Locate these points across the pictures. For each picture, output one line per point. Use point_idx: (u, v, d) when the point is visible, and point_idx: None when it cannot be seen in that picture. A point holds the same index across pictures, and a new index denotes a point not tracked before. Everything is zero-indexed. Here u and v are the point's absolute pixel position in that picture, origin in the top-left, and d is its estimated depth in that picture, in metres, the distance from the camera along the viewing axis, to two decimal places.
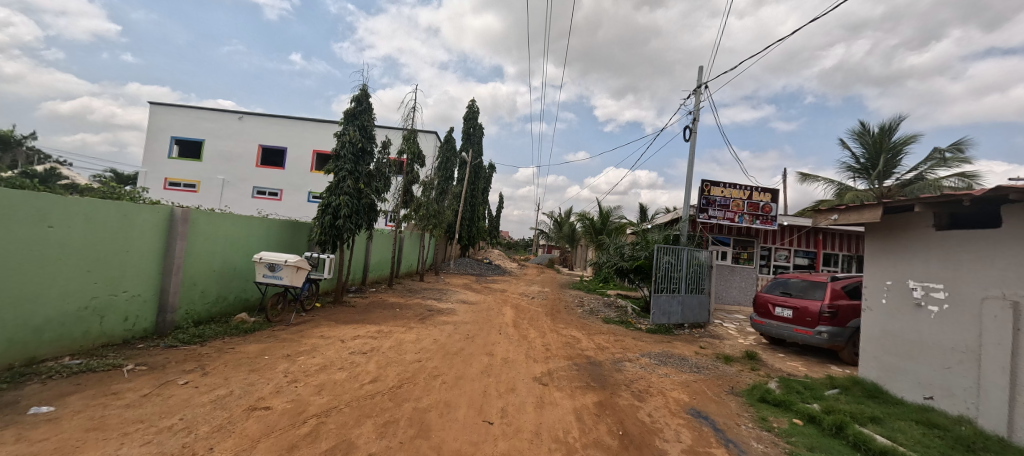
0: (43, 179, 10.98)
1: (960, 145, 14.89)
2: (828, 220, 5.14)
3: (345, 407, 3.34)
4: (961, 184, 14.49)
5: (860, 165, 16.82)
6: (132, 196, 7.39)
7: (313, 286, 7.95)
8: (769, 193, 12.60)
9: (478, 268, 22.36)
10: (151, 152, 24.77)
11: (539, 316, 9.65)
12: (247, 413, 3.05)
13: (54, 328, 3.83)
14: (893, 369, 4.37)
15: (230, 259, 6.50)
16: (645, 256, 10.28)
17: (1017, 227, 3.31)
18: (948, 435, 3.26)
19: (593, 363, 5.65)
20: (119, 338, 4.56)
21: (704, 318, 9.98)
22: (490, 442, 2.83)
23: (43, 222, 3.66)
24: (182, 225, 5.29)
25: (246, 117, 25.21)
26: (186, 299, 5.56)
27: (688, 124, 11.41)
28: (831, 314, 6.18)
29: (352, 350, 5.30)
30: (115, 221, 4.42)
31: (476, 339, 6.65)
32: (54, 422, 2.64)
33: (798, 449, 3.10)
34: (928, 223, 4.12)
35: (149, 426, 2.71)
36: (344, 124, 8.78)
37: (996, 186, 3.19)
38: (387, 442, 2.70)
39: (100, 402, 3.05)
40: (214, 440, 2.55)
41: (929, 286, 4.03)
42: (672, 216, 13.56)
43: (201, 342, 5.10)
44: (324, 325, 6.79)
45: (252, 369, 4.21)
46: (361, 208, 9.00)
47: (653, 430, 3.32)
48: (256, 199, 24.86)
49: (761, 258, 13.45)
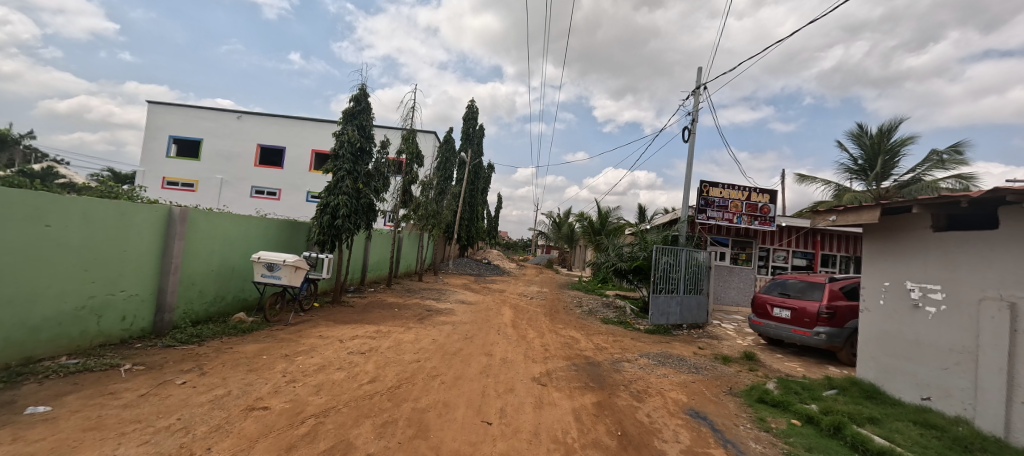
0: (40, 178, 10.93)
1: (957, 147, 14.96)
2: (827, 221, 5.14)
3: (344, 407, 3.33)
4: (959, 186, 14.56)
5: (858, 166, 16.89)
6: (130, 195, 7.35)
7: (312, 286, 7.94)
8: (767, 193, 12.63)
9: (477, 268, 22.37)
10: (150, 151, 24.70)
11: (539, 317, 9.66)
12: (245, 413, 3.04)
13: (52, 327, 3.81)
14: (891, 370, 4.38)
15: (229, 259, 6.48)
16: (643, 257, 10.31)
17: (1014, 229, 3.33)
18: (946, 435, 3.27)
19: (592, 363, 5.66)
20: (116, 337, 4.54)
21: (702, 318, 10.00)
22: (489, 443, 2.83)
23: (40, 222, 3.64)
24: (180, 225, 5.28)
25: (245, 116, 25.16)
26: (183, 299, 5.55)
27: (687, 125, 11.43)
28: (829, 314, 6.20)
29: (351, 350, 5.30)
30: (112, 220, 4.40)
31: (475, 339, 6.65)
32: (51, 422, 2.63)
33: (796, 449, 3.11)
34: (925, 224, 4.14)
35: (147, 426, 2.70)
36: (343, 124, 8.78)
37: (994, 188, 3.20)
38: (386, 442, 2.70)
39: (97, 402, 3.04)
40: (211, 441, 2.54)
41: (927, 287, 4.05)
42: (671, 216, 13.58)
43: (199, 341, 5.08)
44: (323, 325, 6.78)
45: (250, 369, 4.20)
46: (360, 208, 8.99)
47: (652, 431, 3.33)
48: (255, 198, 24.81)
49: (759, 259, 13.49)
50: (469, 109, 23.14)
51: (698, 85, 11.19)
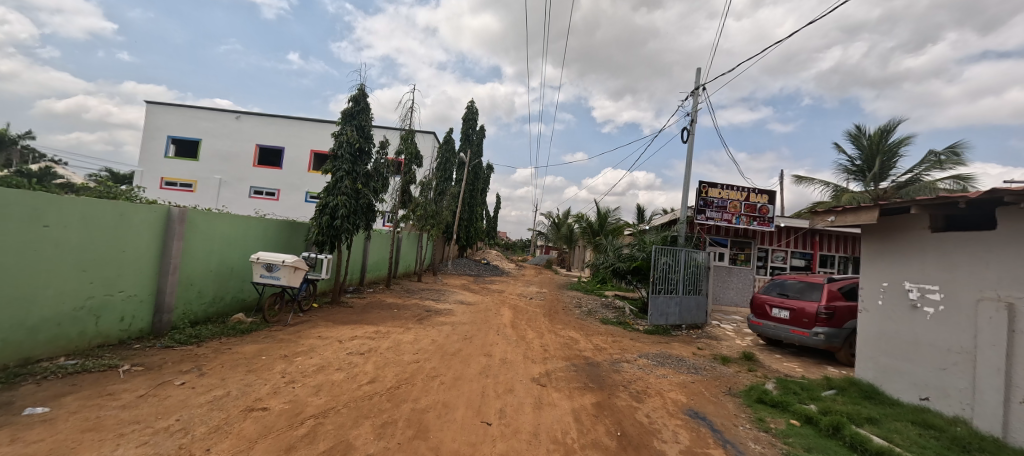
0: (38, 178, 10.90)
1: (955, 148, 15.02)
2: (825, 222, 5.17)
3: (342, 407, 3.33)
4: (956, 187, 14.62)
5: (856, 167, 16.95)
6: (128, 196, 7.33)
7: (310, 287, 7.92)
8: (766, 194, 12.66)
9: (476, 269, 22.36)
10: (148, 151, 24.65)
11: (538, 317, 9.67)
12: (245, 414, 3.04)
13: (50, 328, 3.80)
14: (889, 370, 4.39)
15: (228, 259, 6.47)
16: (643, 257, 10.32)
17: (1012, 230, 3.35)
18: (944, 435, 3.29)
19: (591, 363, 5.66)
20: (115, 338, 4.53)
21: (701, 318, 10.01)
22: (488, 443, 2.83)
23: (39, 222, 3.63)
24: (179, 225, 5.27)
25: (244, 117, 25.12)
26: (182, 299, 5.53)
27: (686, 125, 11.47)
28: (828, 315, 6.22)
29: (350, 351, 5.29)
30: (111, 221, 4.39)
31: (474, 340, 6.65)
32: (50, 423, 2.62)
33: (795, 449, 3.11)
34: (923, 225, 4.16)
35: (146, 426, 2.70)
36: (342, 124, 8.76)
37: (991, 189, 3.22)
38: (385, 443, 2.70)
39: (96, 403, 3.03)
40: (211, 442, 2.53)
41: (925, 287, 4.06)
42: (670, 217, 13.60)
43: (198, 342, 5.07)
44: (322, 326, 6.76)
45: (249, 370, 4.19)
46: (359, 208, 8.98)
47: (652, 431, 3.33)
48: (254, 198, 24.75)
49: (757, 259, 13.52)
50: (469, 109, 23.14)
51: (698, 86, 11.21)
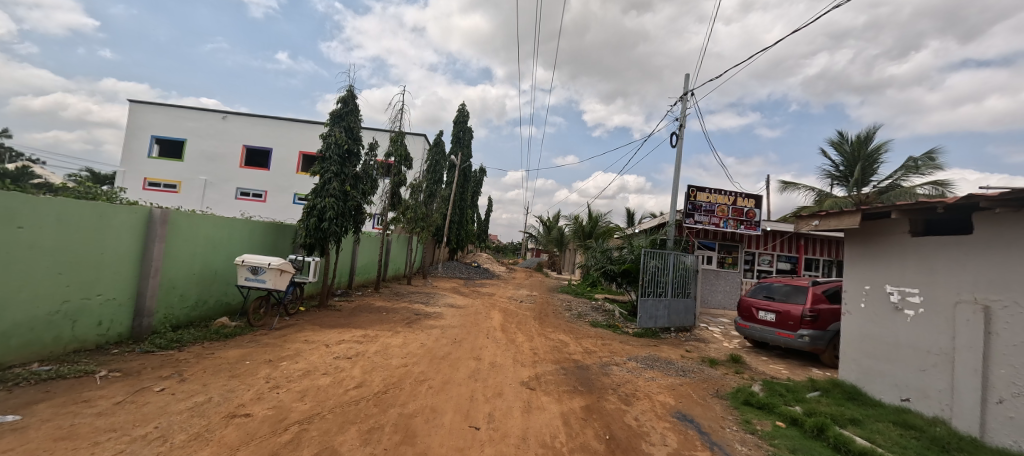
0: (14, 177, 10.59)
1: (932, 154, 15.53)
2: (810, 226, 5.25)
3: (328, 413, 3.26)
4: (935, 192, 15.06)
5: (838, 172, 17.45)
6: (110, 196, 7.08)
7: (298, 290, 7.78)
8: (752, 199, 12.88)
9: (466, 272, 22.40)
10: (130, 151, 24.05)
11: (528, 320, 9.63)
12: (226, 420, 2.97)
13: (24, 333, 3.66)
14: (871, 372, 4.47)
15: (211, 262, 6.32)
16: (632, 260, 10.41)
17: (988, 234, 3.45)
18: (924, 435, 3.35)
19: (581, 366, 5.68)
20: (92, 343, 4.39)
21: (690, 321, 10.11)
22: (476, 448, 2.80)
23: (13, 223, 3.50)
24: (160, 227, 5.13)
25: (230, 117, 24.71)
26: (164, 303, 5.39)
27: (675, 131, 11.61)
28: (812, 317, 6.33)
29: (338, 355, 5.20)
30: (89, 222, 4.26)
31: (464, 343, 6.63)
32: (20, 432, 2.51)
33: (781, 450, 3.15)
34: (904, 230, 4.25)
35: (123, 434, 2.61)
36: (330, 126, 8.62)
37: (969, 195, 3.31)
38: (371, 449, 2.65)
39: (71, 410, 2.92)
40: (189, 449, 2.46)
41: (905, 290, 4.16)
42: (659, 221, 13.76)
43: (179, 347, 4.95)
44: (309, 329, 6.67)
45: (232, 375, 4.08)
46: (348, 210, 8.85)
47: (640, 434, 3.33)
48: (240, 200, 24.30)
49: (744, 262, 13.74)
50: (460, 111, 23.10)
51: (686, 92, 11.35)
